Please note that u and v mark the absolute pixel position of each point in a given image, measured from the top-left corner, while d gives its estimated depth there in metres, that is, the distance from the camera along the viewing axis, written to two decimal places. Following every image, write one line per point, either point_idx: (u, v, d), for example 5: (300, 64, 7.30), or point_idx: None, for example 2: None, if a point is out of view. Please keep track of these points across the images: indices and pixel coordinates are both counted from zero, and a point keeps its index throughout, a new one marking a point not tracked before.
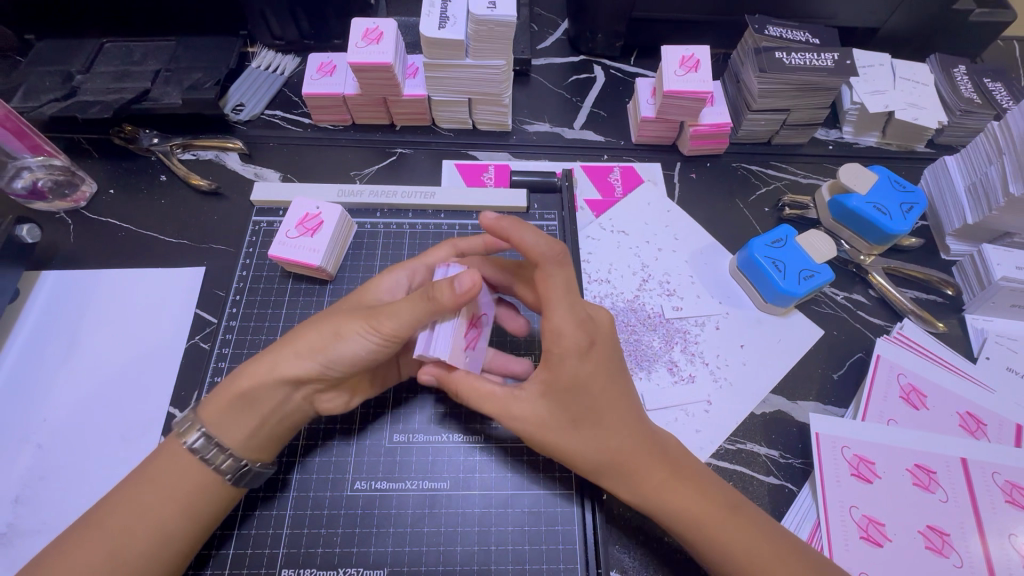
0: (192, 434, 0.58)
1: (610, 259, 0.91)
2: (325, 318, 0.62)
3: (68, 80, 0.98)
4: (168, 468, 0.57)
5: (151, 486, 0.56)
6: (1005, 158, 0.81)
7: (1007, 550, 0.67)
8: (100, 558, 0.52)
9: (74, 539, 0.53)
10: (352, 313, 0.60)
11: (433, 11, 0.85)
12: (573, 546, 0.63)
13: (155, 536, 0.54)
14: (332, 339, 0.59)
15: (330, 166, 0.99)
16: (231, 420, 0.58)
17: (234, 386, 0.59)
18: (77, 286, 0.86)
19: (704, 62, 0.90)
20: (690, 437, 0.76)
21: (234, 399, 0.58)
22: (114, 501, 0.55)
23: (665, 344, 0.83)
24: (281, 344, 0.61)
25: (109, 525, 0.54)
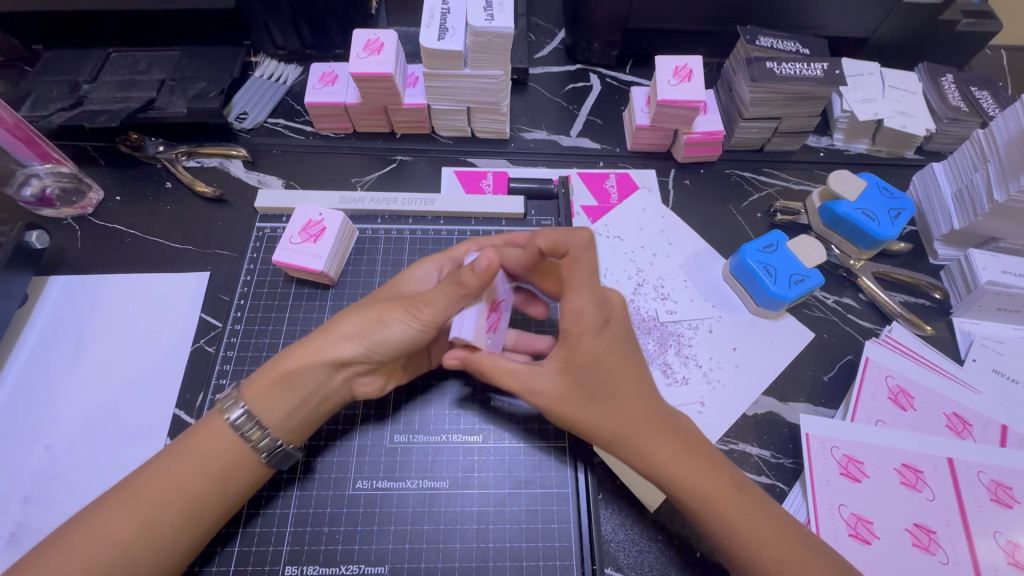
0: (234, 410, 0.61)
1: (605, 263, 0.93)
2: (365, 306, 0.65)
3: (75, 89, 1.00)
4: (205, 443, 0.59)
5: (187, 460, 0.58)
6: (989, 165, 0.84)
7: (992, 547, 0.69)
8: (132, 527, 0.55)
9: (107, 505, 0.56)
10: (393, 301, 0.64)
11: (432, 23, 0.87)
12: (569, 543, 0.65)
13: (186, 510, 0.57)
14: (374, 325, 0.63)
15: (332, 174, 1.01)
16: (275, 400, 0.61)
17: (278, 368, 0.62)
18: (85, 291, 0.88)
19: (697, 72, 0.92)
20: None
21: (279, 380, 0.62)
22: (148, 472, 0.57)
23: (660, 347, 0.85)
24: (322, 330, 0.64)
25: (144, 496, 0.56)
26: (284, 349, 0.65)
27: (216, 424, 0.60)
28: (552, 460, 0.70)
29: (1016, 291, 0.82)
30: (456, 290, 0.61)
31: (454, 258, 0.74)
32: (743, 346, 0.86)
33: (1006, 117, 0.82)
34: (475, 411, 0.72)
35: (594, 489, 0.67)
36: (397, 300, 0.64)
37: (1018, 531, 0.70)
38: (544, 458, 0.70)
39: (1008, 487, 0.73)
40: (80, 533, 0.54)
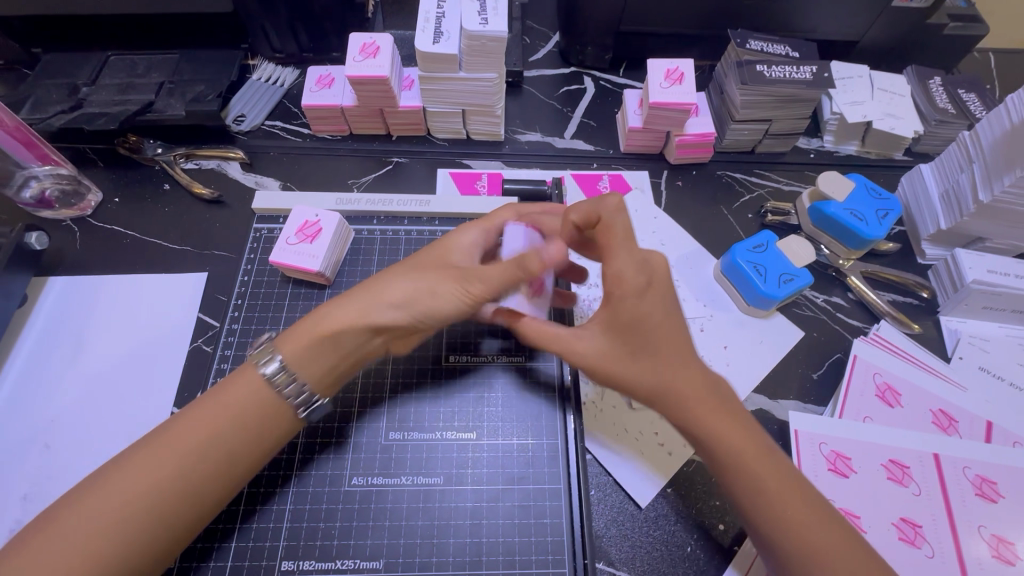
0: (269, 363, 0.64)
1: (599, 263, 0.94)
2: (416, 273, 0.67)
3: (74, 92, 1.01)
4: (241, 397, 0.63)
5: (223, 413, 0.62)
6: (975, 166, 0.85)
7: (976, 541, 0.70)
8: (171, 475, 0.58)
9: (144, 453, 0.59)
10: (445, 273, 0.66)
11: (428, 27, 0.89)
12: (561, 537, 0.66)
13: (224, 454, 0.60)
14: (426, 295, 0.65)
15: (329, 175, 1.02)
16: (316, 359, 0.65)
17: (326, 328, 0.65)
18: (84, 291, 0.89)
19: (688, 75, 0.94)
20: (675, 436, 0.78)
21: (325, 338, 0.64)
22: (184, 424, 0.60)
23: None
24: (372, 291, 0.66)
25: (183, 446, 0.59)
26: (325, 308, 0.66)
27: (253, 376, 0.64)
28: (545, 456, 0.71)
29: (1002, 289, 0.83)
30: (512, 274, 0.64)
31: (496, 225, 0.75)
32: (734, 344, 0.87)
33: (990, 118, 0.83)
34: (470, 408, 0.73)
35: (586, 484, 0.68)
36: (448, 271, 0.66)
37: (1003, 525, 0.71)
38: (537, 454, 0.71)
39: (993, 482, 0.74)
40: (119, 479, 0.57)
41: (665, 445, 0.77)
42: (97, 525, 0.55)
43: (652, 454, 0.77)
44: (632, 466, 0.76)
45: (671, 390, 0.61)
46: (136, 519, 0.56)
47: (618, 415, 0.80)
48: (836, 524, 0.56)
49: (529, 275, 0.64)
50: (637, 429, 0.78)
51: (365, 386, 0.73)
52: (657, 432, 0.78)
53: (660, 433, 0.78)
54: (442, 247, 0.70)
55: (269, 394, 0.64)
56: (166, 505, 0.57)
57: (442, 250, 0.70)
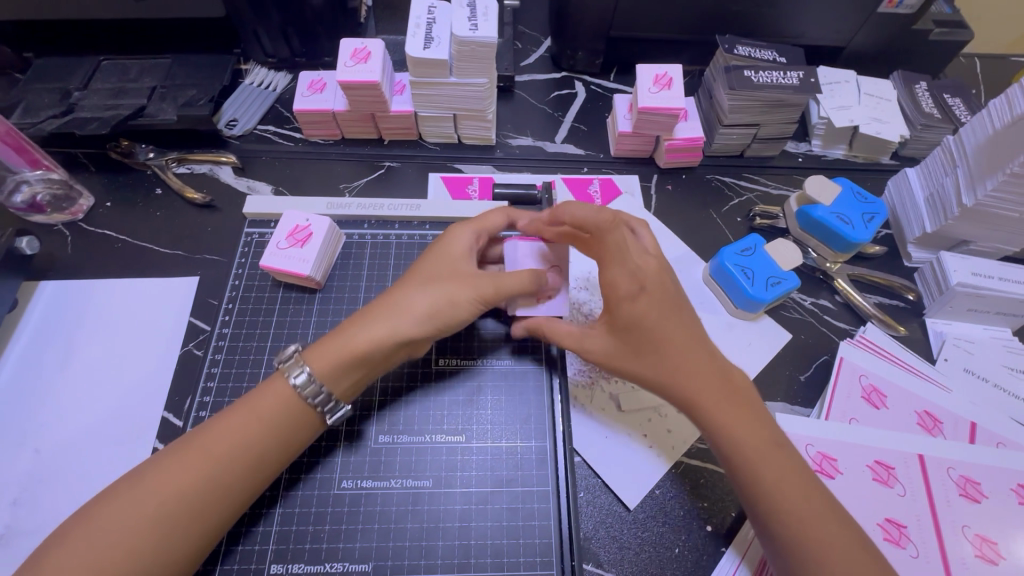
0: (295, 370, 0.65)
1: (589, 267, 0.94)
2: (433, 287, 0.69)
3: (66, 96, 1.01)
4: (269, 407, 0.63)
5: (252, 419, 0.62)
6: (958, 169, 0.86)
7: (960, 541, 0.71)
8: (200, 479, 0.59)
9: (173, 459, 0.60)
10: (465, 284, 0.70)
11: (418, 32, 0.90)
12: (549, 539, 0.67)
13: (249, 463, 0.61)
14: (447, 306, 0.68)
15: (321, 180, 1.03)
16: (346, 374, 0.66)
17: (352, 345, 0.66)
18: (75, 295, 0.89)
19: (677, 80, 0.95)
20: (663, 438, 0.79)
21: (355, 356, 0.66)
22: (213, 430, 0.62)
23: None
24: (395, 306, 0.68)
25: (212, 451, 0.60)
26: (350, 326, 0.68)
27: (281, 385, 0.65)
28: (534, 459, 0.71)
29: (986, 291, 0.84)
30: (529, 284, 0.71)
31: (487, 226, 0.77)
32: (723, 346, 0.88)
33: (974, 123, 0.84)
34: (460, 411, 0.73)
35: (574, 486, 0.69)
36: (465, 282, 0.70)
37: (986, 525, 0.72)
38: (526, 457, 0.71)
39: (977, 483, 0.75)
40: (148, 483, 0.58)
41: (654, 447, 0.78)
42: (127, 528, 0.56)
43: (641, 456, 0.77)
44: (621, 468, 0.77)
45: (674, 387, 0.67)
46: (163, 524, 0.56)
47: (606, 417, 0.80)
48: (829, 516, 0.60)
49: (541, 285, 0.73)
50: (625, 432, 0.79)
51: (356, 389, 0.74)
52: (646, 435, 0.79)
53: (649, 435, 0.79)
54: (445, 254, 0.73)
55: (298, 403, 0.64)
56: (193, 509, 0.58)
57: (446, 259, 0.72)
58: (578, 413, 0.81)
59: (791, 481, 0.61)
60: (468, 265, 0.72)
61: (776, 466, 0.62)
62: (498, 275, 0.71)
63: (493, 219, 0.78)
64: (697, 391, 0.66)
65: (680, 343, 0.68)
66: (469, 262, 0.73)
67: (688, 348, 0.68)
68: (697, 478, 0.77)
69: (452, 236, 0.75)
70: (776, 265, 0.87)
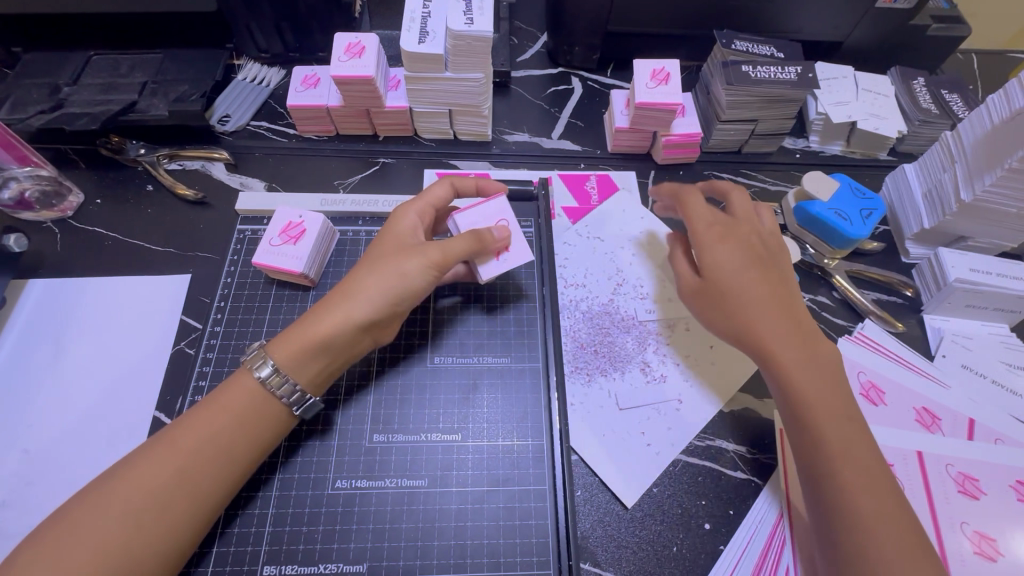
0: (262, 367, 0.64)
1: (586, 264, 0.93)
2: (383, 266, 0.68)
3: (55, 92, 1.00)
4: (238, 402, 0.63)
5: (220, 414, 0.62)
6: (957, 165, 0.86)
7: (958, 537, 0.71)
8: (172, 473, 0.58)
9: (142, 460, 0.59)
10: (412, 257, 0.69)
11: (413, 27, 0.88)
12: (546, 538, 0.66)
13: (221, 460, 0.60)
14: (398, 279, 0.68)
15: (315, 176, 1.01)
16: (305, 362, 0.65)
17: (309, 333, 0.65)
18: (65, 293, 0.88)
19: (674, 75, 0.94)
20: (662, 436, 0.78)
21: (312, 343, 0.65)
22: (184, 425, 0.61)
23: (639, 345, 0.86)
24: (350, 291, 0.67)
25: (182, 447, 0.59)
26: (310, 318, 0.67)
27: (248, 382, 0.64)
28: (531, 457, 0.71)
29: (984, 288, 0.84)
30: (475, 245, 0.71)
31: (433, 201, 0.77)
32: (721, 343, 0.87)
33: (971, 118, 0.84)
34: (456, 409, 0.73)
35: (570, 482, 0.68)
36: (412, 255, 0.69)
37: (986, 522, 0.72)
38: (522, 456, 0.71)
39: (975, 479, 0.75)
40: (125, 479, 0.57)
41: (651, 445, 0.77)
42: (100, 528, 0.54)
43: (639, 454, 0.77)
44: (618, 466, 0.76)
45: (767, 355, 0.72)
46: (137, 519, 0.56)
47: (605, 415, 0.80)
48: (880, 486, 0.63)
49: (489, 245, 0.71)
50: (623, 430, 0.78)
51: (349, 387, 0.73)
52: (644, 433, 0.78)
53: (647, 433, 0.78)
54: (392, 234, 0.73)
55: (263, 396, 0.64)
56: (164, 507, 0.57)
57: (394, 239, 0.72)
58: (575, 411, 0.80)
59: (864, 456, 0.65)
60: (416, 240, 0.72)
61: (850, 441, 0.65)
62: (444, 241, 0.70)
63: (438, 193, 0.77)
64: (792, 362, 0.71)
65: (776, 317, 0.74)
66: (418, 238, 0.73)
67: (787, 326, 0.73)
68: (696, 475, 0.76)
69: (398, 215, 0.75)
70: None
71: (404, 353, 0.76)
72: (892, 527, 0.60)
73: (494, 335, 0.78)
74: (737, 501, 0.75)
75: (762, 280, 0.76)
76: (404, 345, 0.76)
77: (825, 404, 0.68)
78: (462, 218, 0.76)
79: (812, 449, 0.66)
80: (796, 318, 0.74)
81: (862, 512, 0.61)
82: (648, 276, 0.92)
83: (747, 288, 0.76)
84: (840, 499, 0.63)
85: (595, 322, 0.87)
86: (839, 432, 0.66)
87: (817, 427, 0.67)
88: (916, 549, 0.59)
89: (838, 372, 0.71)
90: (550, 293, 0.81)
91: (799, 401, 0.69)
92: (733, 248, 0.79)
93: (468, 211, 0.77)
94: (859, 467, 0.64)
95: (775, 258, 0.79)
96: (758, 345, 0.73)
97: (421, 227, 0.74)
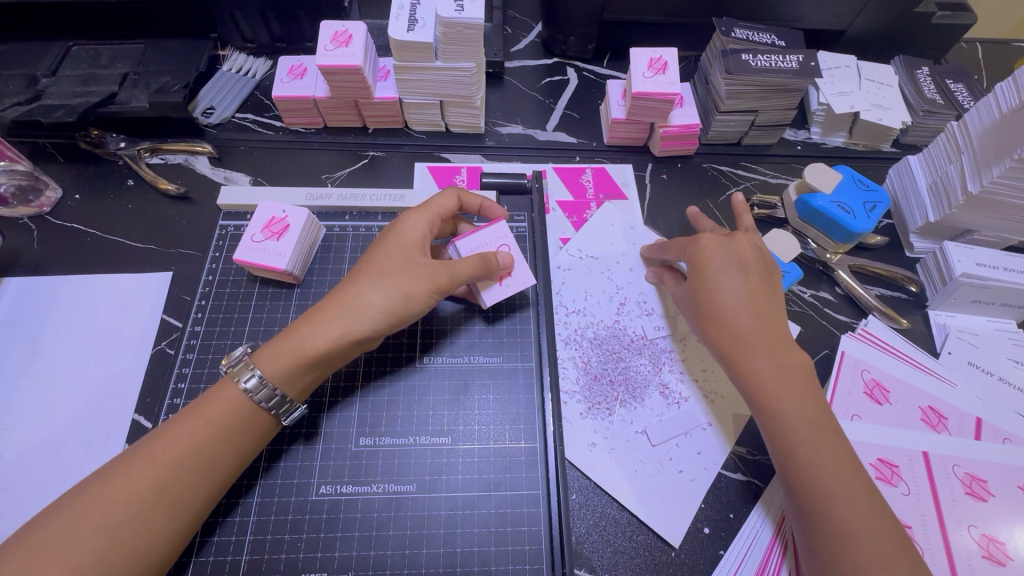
0: (246, 375, 0.62)
1: (583, 286, 0.88)
2: (388, 283, 0.66)
3: (32, 83, 0.96)
4: (219, 410, 0.60)
5: (201, 426, 0.59)
6: (963, 157, 0.83)
7: (966, 541, 0.69)
8: (149, 487, 0.55)
9: (122, 470, 0.56)
10: (420, 278, 0.66)
11: (402, 14, 0.85)
12: (539, 546, 0.64)
13: (203, 468, 0.58)
14: (403, 301, 0.66)
15: (302, 170, 0.98)
16: (299, 376, 0.63)
17: (305, 347, 0.63)
18: (42, 292, 0.84)
19: (672, 64, 0.91)
20: (694, 461, 0.75)
21: (307, 358, 0.63)
22: (163, 436, 0.58)
23: (654, 366, 0.82)
24: (347, 302, 0.65)
25: (161, 459, 0.56)
26: (304, 325, 0.64)
27: (229, 390, 0.61)
28: (524, 461, 0.68)
29: (991, 283, 0.81)
30: (481, 270, 0.68)
31: (439, 211, 0.73)
32: None
33: (978, 107, 0.81)
34: (446, 410, 0.70)
35: (564, 486, 0.66)
36: (418, 275, 0.67)
37: (993, 526, 0.70)
38: (515, 459, 0.68)
39: (983, 480, 0.72)
40: (102, 490, 0.54)
41: (685, 472, 0.74)
42: (73, 546, 0.51)
43: (675, 485, 0.73)
44: (652, 498, 0.72)
45: (742, 360, 0.71)
46: (113, 535, 0.53)
47: (635, 448, 0.75)
48: (863, 499, 0.62)
49: (494, 271, 0.69)
50: (655, 462, 0.75)
51: (335, 389, 0.70)
52: (674, 461, 0.75)
53: (677, 460, 0.75)
54: (398, 243, 0.69)
55: (249, 407, 0.61)
56: (140, 522, 0.54)
57: (398, 249, 0.69)
58: (570, 412, 0.78)
59: (841, 465, 0.64)
60: (423, 254, 0.69)
61: (827, 451, 0.65)
62: (450, 262, 0.68)
63: (445, 202, 0.74)
64: (765, 366, 0.70)
65: (756, 321, 0.72)
66: (424, 251, 0.70)
67: (765, 332, 0.72)
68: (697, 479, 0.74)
69: (405, 223, 0.71)
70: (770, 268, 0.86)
71: (394, 354, 0.73)
72: (870, 539, 0.59)
73: (482, 332, 0.76)
74: (737, 504, 0.73)
75: (746, 282, 0.74)
76: (394, 344, 0.73)
77: (800, 412, 0.67)
78: (464, 244, 0.73)
79: (787, 458, 0.66)
80: (775, 323, 0.73)
81: (836, 522, 0.61)
82: (654, 291, 0.88)
83: (726, 289, 0.74)
84: (816, 508, 0.62)
85: (604, 348, 0.83)
86: (817, 445, 0.65)
87: (790, 435, 0.66)
88: (897, 560, 0.58)
89: (812, 379, 0.70)
90: (545, 290, 0.78)
91: (773, 406, 0.68)
92: (719, 249, 0.77)
93: (470, 235, 0.74)
94: (836, 476, 0.63)
95: (763, 259, 0.77)
96: (734, 351, 0.72)
97: (429, 238, 0.72)
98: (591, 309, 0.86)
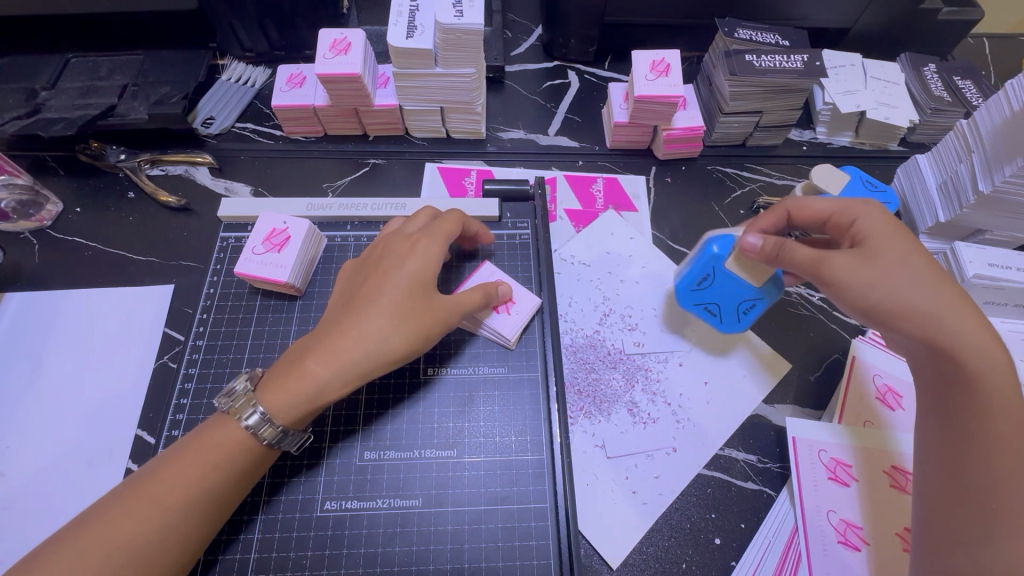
0: (248, 412, 0.59)
1: (568, 291, 0.88)
2: (403, 320, 0.63)
3: (32, 97, 0.96)
4: (219, 449, 0.58)
5: (203, 462, 0.57)
6: (974, 156, 0.81)
7: None
8: (154, 528, 0.53)
9: (122, 506, 0.54)
10: (434, 318, 0.64)
11: (401, 21, 0.84)
12: (547, 560, 0.62)
13: (206, 505, 0.56)
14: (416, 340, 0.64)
15: (303, 179, 0.98)
16: (310, 414, 0.62)
17: (315, 386, 0.60)
18: (44, 307, 0.84)
19: (675, 66, 0.89)
20: (650, 483, 0.73)
21: (319, 399, 0.61)
22: (162, 475, 0.56)
23: (626, 383, 0.80)
24: (366, 344, 0.61)
25: (164, 500, 0.55)
26: (314, 360, 0.61)
27: (233, 428, 0.59)
28: (531, 473, 0.67)
29: (1004, 283, 0.80)
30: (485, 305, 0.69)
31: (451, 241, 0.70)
32: (730, 352, 0.83)
33: (988, 105, 0.79)
34: (451, 423, 0.69)
35: (572, 499, 0.64)
36: (433, 314, 0.64)
37: None
38: (522, 472, 0.67)
39: None
40: (101, 531, 0.52)
41: (638, 494, 0.72)
42: None
43: (625, 504, 0.72)
44: (609, 514, 0.71)
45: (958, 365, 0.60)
46: None
47: (591, 460, 0.75)
48: None
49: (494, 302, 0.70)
50: (609, 476, 0.74)
51: (338, 416, 0.68)
52: (629, 480, 0.73)
53: (631, 480, 0.73)
54: (412, 272, 0.66)
55: (255, 445, 0.59)
56: (144, 563, 0.52)
57: (412, 280, 0.65)
58: (577, 423, 0.77)
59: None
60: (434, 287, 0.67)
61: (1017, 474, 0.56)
62: (462, 300, 0.67)
63: (451, 227, 0.70)
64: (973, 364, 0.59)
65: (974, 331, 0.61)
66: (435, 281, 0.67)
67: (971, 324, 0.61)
68: (704, 487, 0.73)
69: (416, 249, 0.68)
70: (704, 259, 0.77)
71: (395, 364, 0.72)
72: None
73: (489, 342, 0.74)
74: (749, 513, 0.72)
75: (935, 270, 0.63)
76: None
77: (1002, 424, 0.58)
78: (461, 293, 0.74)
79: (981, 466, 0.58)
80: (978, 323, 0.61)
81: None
82: (638, 299, 0.87)
83: (927, 277, 0.62)
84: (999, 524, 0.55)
85: (578, 357, 0.82)
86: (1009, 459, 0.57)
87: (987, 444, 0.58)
88: None
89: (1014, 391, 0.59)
90: (549, 302, 0.77)
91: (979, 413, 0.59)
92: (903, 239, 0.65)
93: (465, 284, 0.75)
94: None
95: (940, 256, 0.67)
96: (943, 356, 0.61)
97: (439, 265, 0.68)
98: (582, 319, 0.86)
